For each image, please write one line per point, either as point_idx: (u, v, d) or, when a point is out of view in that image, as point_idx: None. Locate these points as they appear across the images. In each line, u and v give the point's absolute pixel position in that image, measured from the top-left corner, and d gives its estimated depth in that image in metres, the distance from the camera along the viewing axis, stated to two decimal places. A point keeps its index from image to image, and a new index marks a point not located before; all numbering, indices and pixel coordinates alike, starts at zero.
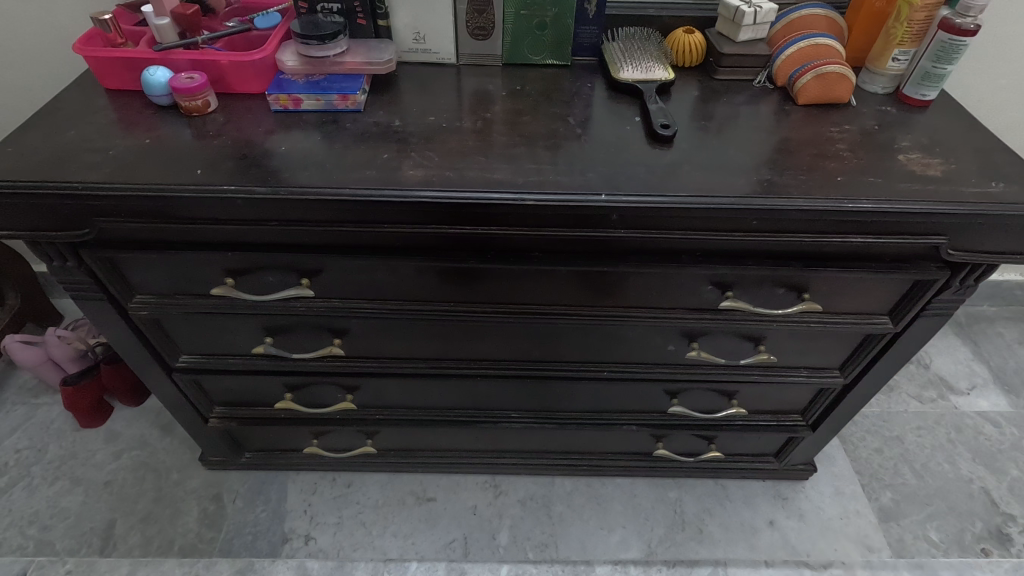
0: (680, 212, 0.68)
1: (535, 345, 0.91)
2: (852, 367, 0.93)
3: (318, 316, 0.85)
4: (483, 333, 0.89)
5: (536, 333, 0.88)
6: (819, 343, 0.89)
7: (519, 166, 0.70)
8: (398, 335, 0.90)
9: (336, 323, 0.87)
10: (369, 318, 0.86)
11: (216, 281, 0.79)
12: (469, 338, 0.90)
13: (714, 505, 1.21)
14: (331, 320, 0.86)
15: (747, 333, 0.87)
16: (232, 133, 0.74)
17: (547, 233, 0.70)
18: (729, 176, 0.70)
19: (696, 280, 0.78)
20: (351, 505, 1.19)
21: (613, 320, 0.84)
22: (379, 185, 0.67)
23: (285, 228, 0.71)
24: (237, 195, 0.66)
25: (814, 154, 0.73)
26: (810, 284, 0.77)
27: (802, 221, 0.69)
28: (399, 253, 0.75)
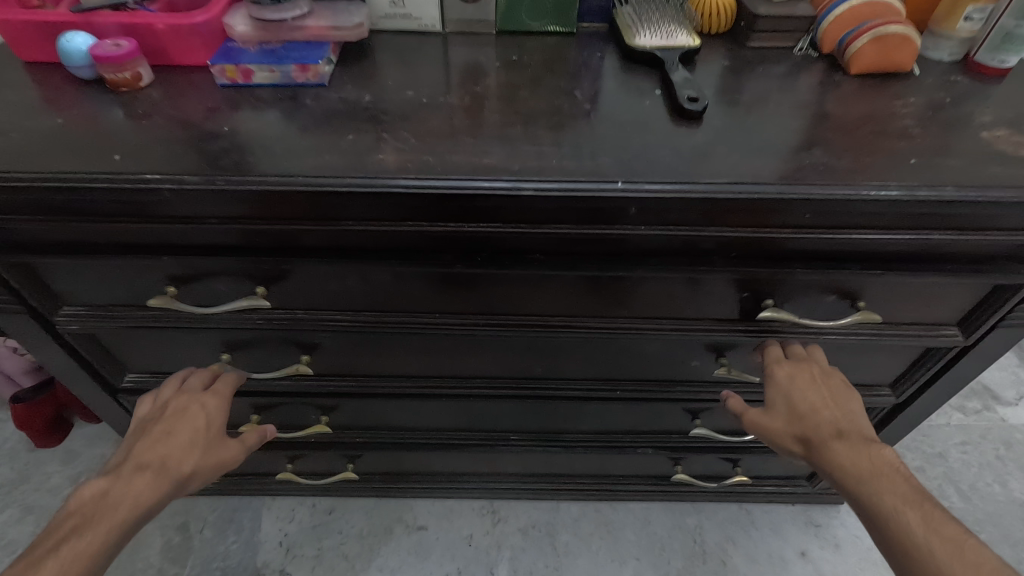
0: (715, 203, 0.54)
1: (537, 361, 0.78)
2: (905, 382, 0.80)
3: (280, 329, 0.72)
4: (476, 349, 0.76)
5: (537, 347, 0.75)
6: (869, 357, 0.76)
7: (516, 148, 0.57)
8: (376, 351, 0.77)
9: (302, 337, 0.74)
10: (341, 332, 0.73)
11: (156, 290, 0.67)
12: (459, 353, 0.77)
13: (738, 533, 1.08)
14: (296, 333, 0.73)
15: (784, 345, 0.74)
16: (165, 110, 0.61)
17: (549, 230, 0.57)
18: (775, 159, 0.57)
19: (730, 287, 0.65)
20: (332, 535, 1.07)
21: (627, 333, 0.72)
22: (341, 173, 0.54)
23: (229, 227, 0.58)
24: (164, 186, 0.53)
25: (878, 132, 0.60)
26: (867, 290, 0.64)
27: (866, 214, 0.56)
28: (370, 256, 0.62)
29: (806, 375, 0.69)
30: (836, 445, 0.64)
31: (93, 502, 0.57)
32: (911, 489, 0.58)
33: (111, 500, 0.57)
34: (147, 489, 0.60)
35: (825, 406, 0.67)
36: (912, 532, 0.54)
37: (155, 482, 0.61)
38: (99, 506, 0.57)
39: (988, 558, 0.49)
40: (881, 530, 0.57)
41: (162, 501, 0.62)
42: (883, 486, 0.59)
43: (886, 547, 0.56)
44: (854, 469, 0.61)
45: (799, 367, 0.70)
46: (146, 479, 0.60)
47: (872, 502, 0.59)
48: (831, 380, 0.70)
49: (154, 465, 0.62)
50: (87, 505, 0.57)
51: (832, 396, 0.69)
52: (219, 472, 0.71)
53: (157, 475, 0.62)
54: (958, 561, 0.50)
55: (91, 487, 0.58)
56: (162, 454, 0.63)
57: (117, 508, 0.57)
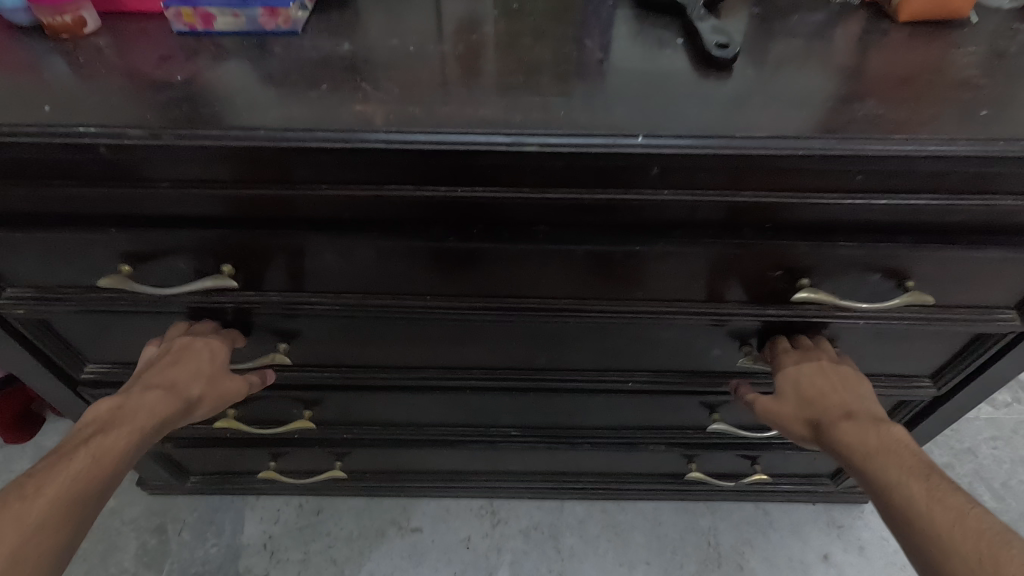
0: (751, 162, 0.46)
1: (541, 351, 0.70)
2: (948, 373, 0.73)
3: (253, 314, 0.64)
4: (473, 336, 0.68)
5: (541, 334, 0.68)
6: (910, 345, 0.68)
7: (516, 99, 0.49)
8: (362, 339, 0.69)
9: (278, 323, 0.66)
10: (321, 317, 0.65)
11: (106, 270, 0.58)
12: (454, 341, 0.69)
13: (755, 535, 1.01)
14: (271, 319, 0.66)
15: (818, 332, 0.66)
16: (111, 60, 0.52)
17: (556, 195, 0.49)
18: (820, 112, 0.48)
19: (762, 266, 0.57)
20: (320, 538, 0.99)
21: (641, 318, 0.64)
22: (311, 126, 0.46)
23: (183, 192, 0.50)
24: (101, 142, 0.45)
25: (936, 83, 0.51)
26: (919, 268, 0.56)
27: (926, 176, 0.48)
28: (349, 228, 0.54)
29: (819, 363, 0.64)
30: (844, 425, 0.60)
31: (110, 414, 0.57)
32: (917, 464, 0.55)
33: (125, 413, 0.57)
34: (156, 406, 0.59)
35: (836, 389, 0.63)
36: (915, 504, 0.50)
37: (164, 401, 0.59)
38: (114, 418, 0.56)
39: (992, 529, 0.46)
40: (887, 504, 0.53)
41: (173, 421, 0.60)
42: (890, 461, 0.55)
43: (894, 522, 0.52)
44: (862, 447, 0.57)
45: (808, 356, 0.64)
46: (155, 398, 0.59)
47: (878, 477, 0.55)
48: (840, 369, 0.65)
49: (162, 386, 0.60)
50: (104, 416, 0.57)
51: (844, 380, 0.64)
52: (234, 398, 0.68)
53: (165, 396, 0.59)
54: (958, 529, 0.47)
55: (108, 402, 0.58)
56: (169, 378, 0.60)
57: (131, 420, 0.56)
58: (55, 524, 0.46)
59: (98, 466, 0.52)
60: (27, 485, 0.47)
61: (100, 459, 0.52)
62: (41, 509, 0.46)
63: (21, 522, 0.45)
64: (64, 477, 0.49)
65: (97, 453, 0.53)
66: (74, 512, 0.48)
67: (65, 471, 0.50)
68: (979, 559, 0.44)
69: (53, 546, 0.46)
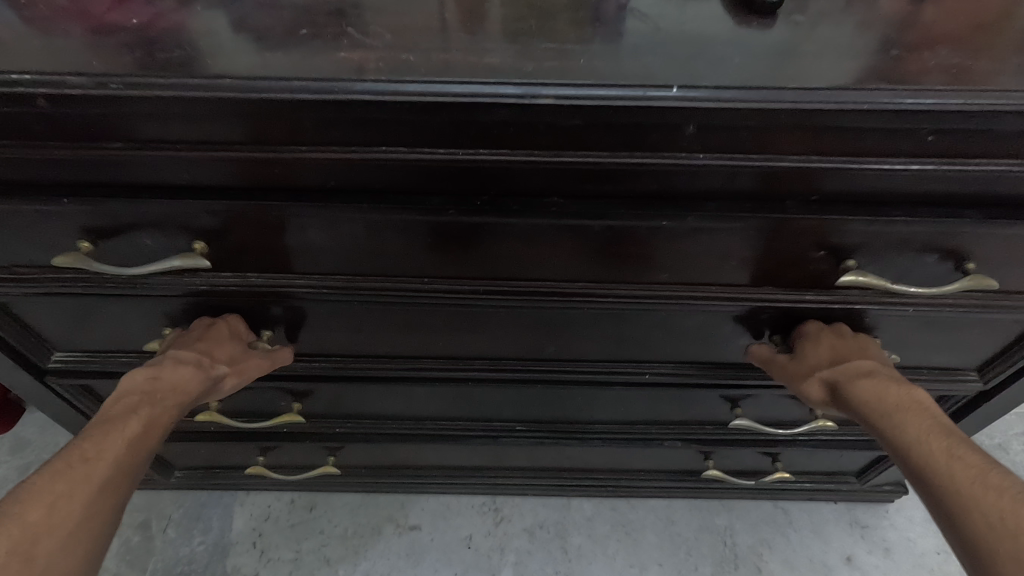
0: (802, 119, 0.40)
1: (550, 340, 0.64)
2: (998, 367, 0.66)
3: (230, 298, 0.58)
4: (476, 325, 0.61)
5: (550, 322, 0.61)
6: (959, 336, 0.62)
7: (527, 46, 0.42)
8: (352, 328, 0.63)
9: (258, 310, 0.60)
10: (306, 303, 0.59)
11: (64, 247, 0.52)
12: (456, 329, 0.62)
13: (773, 535, 0.95)
14: (251, 304, 0.59)
15: (858, 321, 0.59)
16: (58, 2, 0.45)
17: (572, 159, 0.42)
18: (882, 61, 0.41)
19: (804, 244, 0.50)
20: (313, 536, 0.94)
21: (663, 306, 0.58)
22: (286, 75, 0.39)
23: (142, 154, 0.43)
24: (41, 92, 0.38)
25: (1013, 31, 0.44)
26: (983, 248, 0.49)
27: (1007, 137, 0.41)
28: (335, 200, 0.47)
29: (839, 330, 0.59)
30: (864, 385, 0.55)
31: (146, 387, 0.56)
32: (936, 423, 0.52)
33: (162, 387, 0.56)
34: (186, 384, 0.56)
35: (861, 351, 0.58)
36: (934, 461, 0.49)
37: (195, 379, 0.57)
38: (151, 392, 0.55)
39: (1014, 485, 0.45)
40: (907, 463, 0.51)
41: (203, 396, 0.58)
42: (910, 418, 0.53)
43: (913, 478, 0.50)
44: (880, 406, 0.54)
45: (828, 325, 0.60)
46: (186, 374, 0.56)
47: (896, 436, 0.52)
48: (855, 334, 0.59)
49: (192, 362, 0.56)
50: (141, 388, 0.55)
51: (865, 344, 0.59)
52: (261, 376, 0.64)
53: (196, 373, 0.56)
54: (981, 487, 0.45)
55: (142, 373, 0.56)
56: (198, 353, 0.57)
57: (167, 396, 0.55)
58: (118, 485, 0.50)
59: (147, 433, 0.54)
60: (86, 447, 0.50)
61: (147, 427, 0.54)
62: (105, 472, 0.49)
63: (89, 481, 0.48)
64: (121, 441, 0.51)
65: (144, 423, 0.53)
66: (131, 473, 0.51)
67: (117, 436, 0.52)
68: (1002, 516, 0.43)
69: (111, 505, 0.49)
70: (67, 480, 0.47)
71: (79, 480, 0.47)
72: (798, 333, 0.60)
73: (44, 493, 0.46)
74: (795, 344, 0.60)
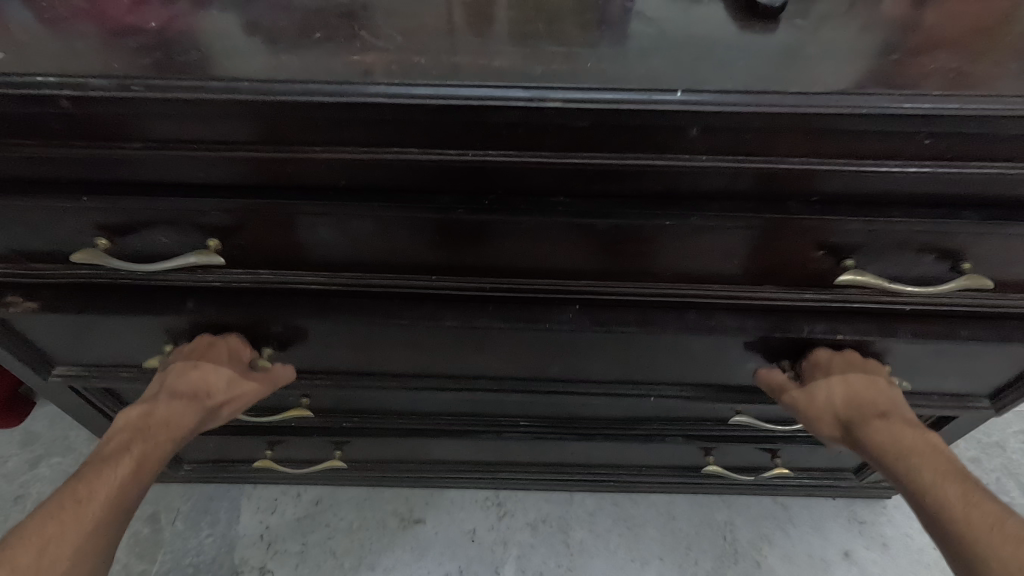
0: (803, 122, 0.41)
1: (555, 357, 0.65)
2: (1003, 375, 0.67)
3: (233, 313, 0.59)
4: (481, 342, 0.63)
5: (555, 340, 0.62)
6: (970, 357, 0.62)
7: (536, 49, 0.43)
8: (360, 342, 0.64)
9: (258, 326, 0.61)
10: (312, 320, 0.60)
11: (80, 244, 0.53)
12: (464, 346, 0.64)
13: (774, 530, 0.96)
14: (254, 321, 0.60)
15: (868, 345, 0.60)
16: (76, 4, 0.46)
17: (579, 160, 0.43)
18: (881, 65, 0.42)
19: (805, 244, 0.51)
20: (320, 529, 0.95)
21: (665, 323, 0.59)
22: (300, 77, 0.40)
23: (160, 154, 0.44)
24: (62, 94, 0.39)
25: (1012, 35, 0.45)
26: (981, 248, 0.51)
27: (1003, 140, 0.42)
28: (346, 198, 0.48)
29: (851, 360, 0.61)
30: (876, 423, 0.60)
31: (141, 423, 0.61)
32: (947, 466, 0.56)
33: (154, 422, 0.61)
34: (179, 416, 0.62)
35: (872, 387, 0.61)
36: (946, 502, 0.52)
37: (186, 411, 0.62)
38: (144, 427, 0.60)
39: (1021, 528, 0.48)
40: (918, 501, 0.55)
41: (201, 422, 0.64)
42: (923, 460, 0.56)
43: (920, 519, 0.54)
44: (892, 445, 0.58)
45: (838, 351, 0.62)
46: (178, 409, 0.62)
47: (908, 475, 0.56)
48: (870, 366, 0.62)
49: (184, 396, 0.62)
50: (136, 424, 0.61)
51: (879, 379, 0.62)
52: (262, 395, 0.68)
53: (187, 406, 0.62)
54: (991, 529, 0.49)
55: (137, 409, 0.62)
56: (188, 388, 0.62)
57: (159, 431, 0.60)
58: (109, 520, 0.53)
59: (139, 468, 0.58)
60: (78, 488, 0.53)
61: (141, 462, 0.58)
62: (97, 509, 0.53)
63: (80, 518, 0.51)
64: (113, 478, 0.55)
65: (137, 459, 0.58)
66: (123, 511, 0.55)
67: (111, 473, 0.55)
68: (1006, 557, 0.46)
69: (104, 539, 0.53)
70: (58, 519, 0.51)
71: (68, 522, 0.51)
72: (809, 358, 0.62)
73: (34, 534, 0.49)
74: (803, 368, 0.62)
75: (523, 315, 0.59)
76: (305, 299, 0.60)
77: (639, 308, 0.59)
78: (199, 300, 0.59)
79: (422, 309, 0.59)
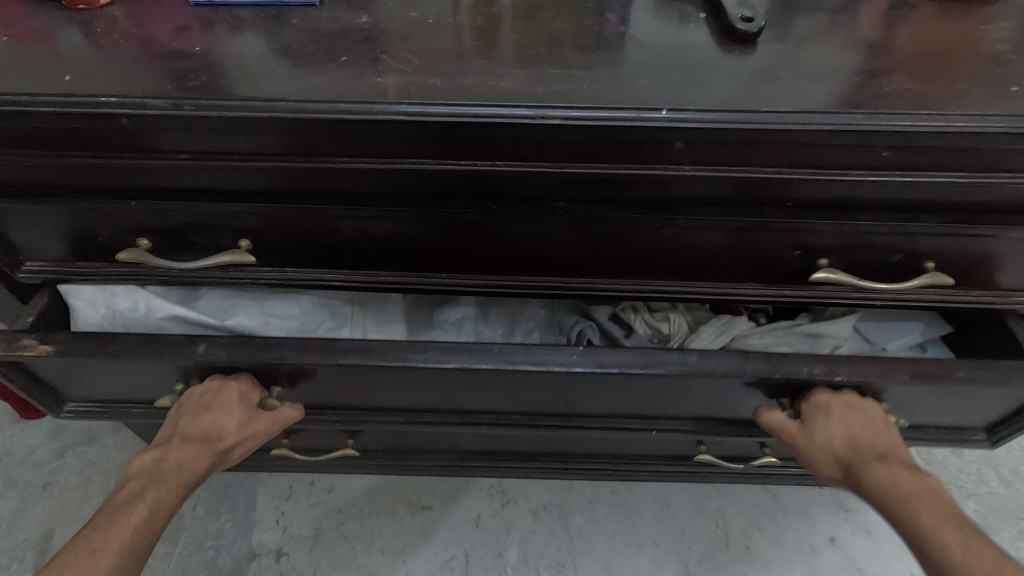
0: (775, 137, 0.46)
1: (560, 396, 0.65)
2: (1002, 407, 0.67)
3: (239, 357, 0.59)
4: (483, 388, 0.62)
5: (558, 384, 0.62)
6: (968, 396, 0.63)
7: (539, 71, 0.48)
8: (363, 386, 0.63)
9: (260, 370, 0.61)
10: (314, 364, 0.58)
11: (125, 244, 0.59)
12: (466, 389, 0.63)
13: (764, 517, 1.01)
14: (256, 367, 0.60)
15: (869, 386, 0.61)
16: (127, 30, 0.52)
17: (576, 169, 0.49)
18: (845, 86, 0.47)
19: (781, 245, 0.56)
20: (332, 514, 1.00)
21: (670, 366, 0.59)
22: (330, 97, 0.45)
23: (202, 164, 0.50)
24: (121, 112, 0.45)
25: (966, 58, 0.50)
26: (943, 249, 0.56)
27: (953, 152, 0.47)
28: (367, 203, 0.54)
29: (850, 400, 0.62)
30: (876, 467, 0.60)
31: (155, 467, 0.60)
32: (950, 513, 0.55)
33: (167, 467, 0.60)
34: (192, 460, 0.61)
35: (870, 428, 0.61)
36: (952, 554, 0.51)
37: (200, 454, 0.62)
38: (158, 472, 0.59)
39: None
40: (923, 553, 0.53)
41: (213, 466, 0.63)
42: (924, 507, 0.55)
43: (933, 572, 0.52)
44: (891, 491, 0.57)
45: (838, 391, 0.62)
46: (193, 452, 0.61)
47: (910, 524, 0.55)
48: (868, 407, 0.63)
49: (198, 439, 0.62)
50: (150, 468, 0.60)
51: (878, 421, 0.62)
52: (271, 435, 0.68)
53: (201, 449, 0.62)
54: None
55: (152, 453, 0.61)
56: (202, 431, 0.62)
57: (173, 476, 0.59)
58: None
59: (153, 515, 0.56)
60: (93, 539, 0.52)
61: (155, 509, 0.57)
62: (108, 561, 0.51)
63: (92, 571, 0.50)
64: (126, 528, 0.54)
65: (151, 505, 0.56)
66: (135, 563, 0.53)
67: (125, 522, 0.54)
68: None
69: None
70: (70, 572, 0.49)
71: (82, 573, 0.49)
72: (809, 398, 0.62)
73: None
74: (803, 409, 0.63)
75: (526, 359, 0.59)
76: (310, 341, 0.59)
77: (644, 350, 0.59)
78: (210, 343, 0.59)
79: (425, 354, 0.58)
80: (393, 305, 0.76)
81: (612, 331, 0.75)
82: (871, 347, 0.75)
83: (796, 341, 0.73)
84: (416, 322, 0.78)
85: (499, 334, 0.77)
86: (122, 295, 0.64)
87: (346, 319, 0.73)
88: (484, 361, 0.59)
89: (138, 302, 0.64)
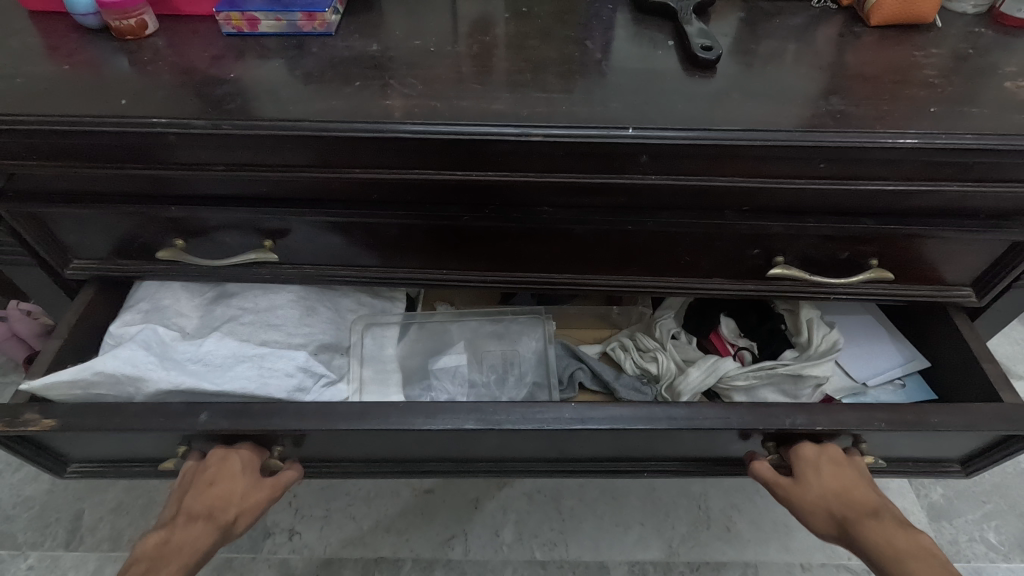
0: (728, 151, 0.53)
1: (555, 445, 0.68)
2: (969, 446, 0.68)
3: (243, 425, 0.60)
4: (473, 440, 0.65)
5: (553, 436, 0.64)
6: (938, 438, 0.65)
7: (525, 95, 0.56)
8: (360, 442, 0.66)
9: (265, 435, 0.63)
10: (311, 429, 0.61)
11: (163, 243, 0.67)
12: (462, 441, 0.66)
13: (743, 500, 1.03)
14: (261, 433, 0.62)
15: (843, 433, 0.63)
16: (170, 58, 0.60)
17: (558, 178, 0.56)
18: (790, 106, 0.55)
19: (741, 242, 0.64)
20: (339, 497, 1.04)
21: (658, 420, 0.62)
22: (344, 118, 0.53)
23: (235, 174, 0.57)
24: (170, 131, 0.53)
25: (898, 83, 0.58)
26: (885, 246, 0.63)
27: (882, 163, 0.54)
28: (377, 207, 0.62)
29: (834, 455, 0.65)
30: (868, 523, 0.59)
31: (157, 550, 0.56)
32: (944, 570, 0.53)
33: (171, 549, 0.56)
34: (197, 539, 0.57)
35: (859, 485, 0.62)
36: None
37: (206, 533, 0.58)
38: (161, 555, 0.55)
39: None
40: None
41: (215, 550, 0.60)
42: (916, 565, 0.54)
43: None
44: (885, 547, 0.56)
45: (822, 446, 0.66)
46: (198, 530, 0.58)
47: None
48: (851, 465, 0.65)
49: (202, 515, 0.59)
50: (152, 553, 0.56)
51: (862, 478, 0.64)
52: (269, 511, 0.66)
53: (206, 527, 0.59)
54: None
55: (153, 537, 0.58)
56: (207, 506, 0.60)
57: (176, 558, 0.55)
58: None
59: None
60: None
61: None
62: None
63: None
64: None
65: None
66: None
67: None
68: None
69: None
70: None
71: None
72: (794, 451, 0.66)
73: None
74: (794, 462, 0.65)
75: (519, 418, 0.61)
76: (312, 406, 0.62)
77: (637, 406, 0.62)
78: (212, 412, 0.61)
79: (421, 416, 0.61)
80: (389, 356, 0.79)
81: (604, 374, 0.80)
82: (855, 383, 0.79)
83: (778, 381, 0.76)
84: (411, 373, 0.81)
85: (492, 380, 0.82)
86: (104, 382, 0.63)
87: (343, 370, 0.76)
88: (477, 420, 0.61)
89: (122, 383, 0.64)
